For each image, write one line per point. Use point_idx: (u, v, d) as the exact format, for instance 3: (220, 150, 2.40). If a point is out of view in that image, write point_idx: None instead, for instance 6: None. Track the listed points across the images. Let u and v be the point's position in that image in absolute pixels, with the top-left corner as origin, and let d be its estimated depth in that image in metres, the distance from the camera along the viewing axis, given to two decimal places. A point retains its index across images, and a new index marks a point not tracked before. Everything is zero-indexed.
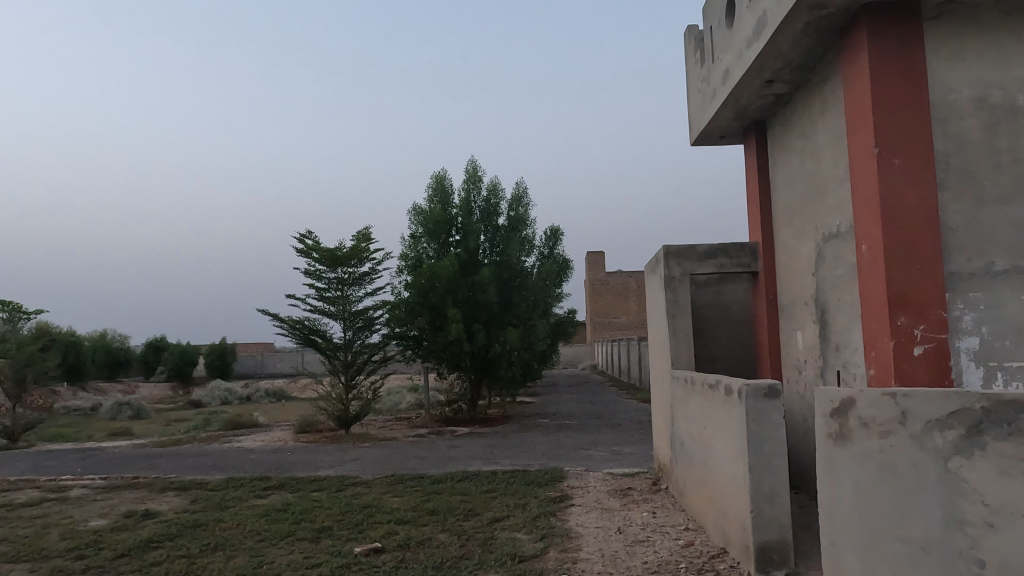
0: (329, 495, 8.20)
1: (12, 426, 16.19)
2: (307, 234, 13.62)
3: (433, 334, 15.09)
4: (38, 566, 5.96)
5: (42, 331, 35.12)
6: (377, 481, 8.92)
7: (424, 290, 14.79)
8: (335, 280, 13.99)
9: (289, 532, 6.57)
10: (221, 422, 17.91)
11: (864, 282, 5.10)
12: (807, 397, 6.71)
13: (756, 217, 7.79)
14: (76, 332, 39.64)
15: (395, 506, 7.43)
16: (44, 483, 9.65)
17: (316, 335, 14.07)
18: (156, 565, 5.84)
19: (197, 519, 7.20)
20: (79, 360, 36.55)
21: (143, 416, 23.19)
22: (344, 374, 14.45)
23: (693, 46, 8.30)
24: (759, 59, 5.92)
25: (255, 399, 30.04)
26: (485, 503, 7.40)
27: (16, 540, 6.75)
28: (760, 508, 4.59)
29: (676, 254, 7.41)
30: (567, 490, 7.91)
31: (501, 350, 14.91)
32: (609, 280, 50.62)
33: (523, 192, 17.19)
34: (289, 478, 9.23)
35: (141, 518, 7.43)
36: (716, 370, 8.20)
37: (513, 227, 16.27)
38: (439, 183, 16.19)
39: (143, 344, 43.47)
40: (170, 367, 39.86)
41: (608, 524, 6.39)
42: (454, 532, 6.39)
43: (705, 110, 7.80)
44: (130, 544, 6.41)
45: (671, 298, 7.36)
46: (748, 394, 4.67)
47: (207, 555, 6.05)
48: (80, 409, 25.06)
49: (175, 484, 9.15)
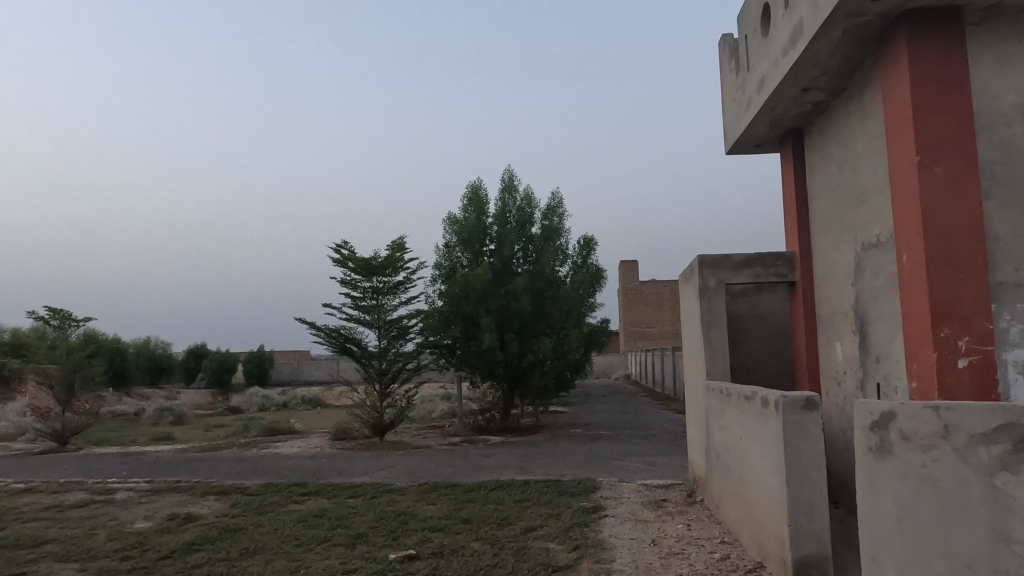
0: (363, 502, 8.31)
1: (62, 429, 16.83)
2: (343, 243, 13.89)
3: (466, 343, 15.18)
4: (87, 565, 6.17)
5: (89, 338, 36.44)
6: (410, 489, 9.00)
7: (457, 299, 14.94)
8: (371, 289, 14.19)
9: (325, 537, 6.68)
10: (259, 428, 18.29)
11: (904, 293, 5.00)
12: (846, 409, 6.57)
13: (793, 226, 7.71)
14: (121, 340, 40.95)
15: (428, 514, 7.48)
16: (91, 485, 10.00)
17: (350, 344, 14.24)
18: (198, 567, 6.00)
19: (237, 523, 7.36)
20: (123, 368, 37.66)
21: (183, 421, 23.88)
22: (378, 382, 14.61)
23: (727, 55, 8.27)
24: (796, 67, 5.86)
25: (291, 406, 30.66)
26: (518, 513, 7.41)
27: (65, 540, 7.00)
28: (797, 522, 4.51)
29: (711, 264, 7.36)
30: (600, 501, 7.87)
31: (534, 359, 14.92)
32: (642, 289, 50.16)
33: (558, 202, 17.28)
34: (325, 485, 9.37)
35: (183, 521, 7.64)
36: (752, 380, 8.09)
37: (547, 237, 16.33)
38: (474, 192, 16.35)
39: (184, 351, 44.72)
40: (209, 374, 40.83)
41: (642, 536, 6.33)
42: (487, 541, 6.39)
43: (740, 120, 7.76)
44: (173, 546, 6.59)
45: (705, 308, 7.31)
46: (785, 405, 4.62)
47: (247, 559, 6.18)
48: (124, 414, 25.92)
49: (214, 488, 9.39)
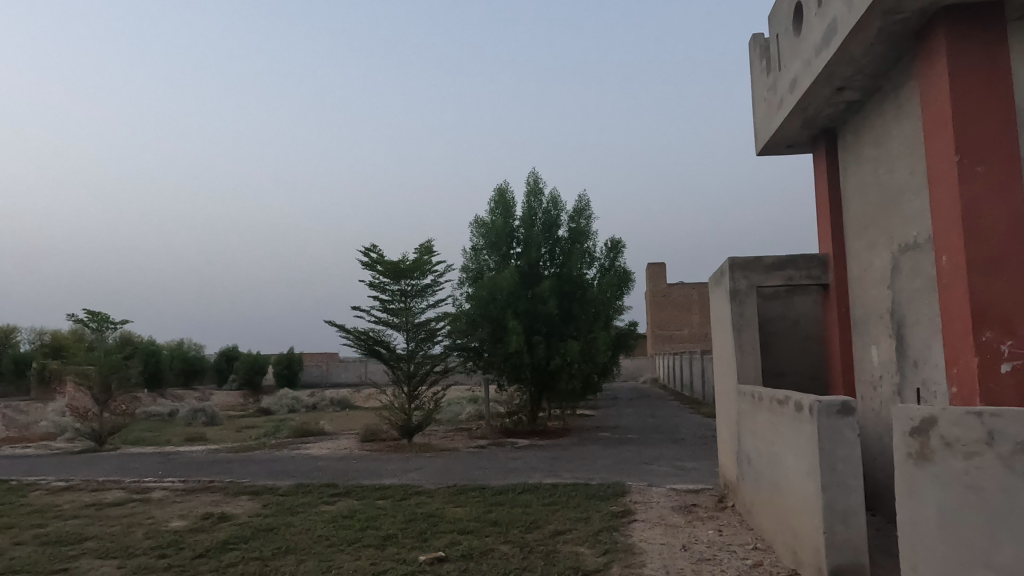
0: (392, 503, 8.36)
1: (99, 429, 17.26)
2: (372, 247, 14.02)
3: (493, 345, 15.21)
4: (125, 562, 6.31)
5: (125, 340, 37.34)
6: (438, 491, 9.04)
7: (485, 301, 14.98)
8: (399, 292, 14.30)
9: (356, 538, 6.74)
10: (289, 430, 18.54)
11: (943, 296, 4.89)
12: (882, 415, 6.44)
13: (826, 227, 7.59)
14: (156, 341, 41.87)
15: (457, 516, 7.51)
16: (129, 484, 10.23)
17: (379, 347, 14.35)
18: (232, 566, 6.09)
19: (269, 523, 7.46)
20: (157, 369, 38.48)
21: (215, 422, 24.31)
22: (406, 384, 14.70)
23: (758, 56, 8.17)
24: (829, 66, 5.77)
25: (320, 408, 31.04)
26: (547, 516, 7.39)
27: (104, 537, 7.17)
28: (833, 529, 4.43)
29: (742, 267, 7.28)
30: (629, 505, 7.81)
31: (561, 362, 14.90)
32: (670, 292, 49.70)
33: (585, 204, 17.23)
34: (355, 486, 9.46)
35: (217, 520, 7.78)
36: (785, 385, 7.97)
37: (574, 240, 16.30)
38: (501, 195, 16.37)
39: (216, 353, 45.58)
40: (241, 376, 41.52)
41: (673, 541, 6.27)
42: (516, 544, 6.40)
43: (772, 121, 7.65)
44: (208, 544, 6.70)
45: (736, 311, 7.22)
46: (820, 410, 4.54)
47: (279, 558, 6.26)
48: (159, 414, 26.48)
49: (247, 488, 9.53)
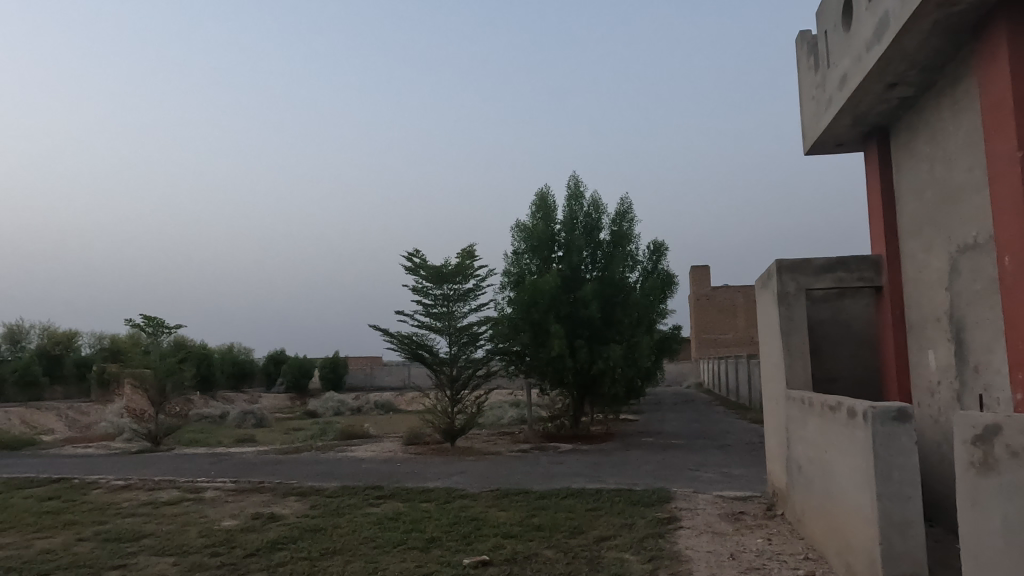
0: (436, 506, 8.43)
1: (155, 430, 17.88)
2: (415, 252, 14.18)
3: (535, 350, 15.19)
4: (180, 560, 6.52)
5: (179, 343, 38.64)
6: (482, 495, 9.07)
7: (527, 305, 14.99)
8: (441, 296, 14.42)
9: (401, 540, 6.81)
10: (335, 432, 18.87)
11: (1007, 298, 4.68)
12: (941, 422, 6.20)
13: (879, 228, 7.34)
14: (207, 346, 43.18)
15: (501, 520, 7.52)
16: (183, 484, 10.57)
17: (422, 351, 14.48)
18: (281, 565, 6.22)
19: (316, 524, 7.61)
20: (209, 372, 39.68)
21: (264, 424, 24.94)
22: (449, 388, 14.80)
23: (806, 52, 7.98)
24: (882, 62, 5.60)
25: (365, 411, 31.52)
26: (591, 522, 7.34)
27: (160, 535, 7.41)
28: (890, 541, 4.28)
29: (790, 269, 7.10)
30: (675, 512, 7.69)
31: (605, 366, 14.81)
32: (714, 295, 48.86)
33: (627, 207, 17.11)
34: (400, 488, 9.56)
35: (267, 520, 7.96)
36: (836, 390, 7.75)
37: (616, 243, 16.20)
38: (542, 199, 16.38)
39: (265, 356, 46.79)
40: (288, 379, 42.50)
41: (721, 549, 6.15)
42: (559, 549, 6.37)
43: (820, 120, 7.46)
44: (258, 544, 6.86)
45: (784, 314, 7.05)
46: (874, 417, 4.39)
47: (327, 559, 6.38)
48: (211, 416, 27.29)
49: (295, 489, 9.75)
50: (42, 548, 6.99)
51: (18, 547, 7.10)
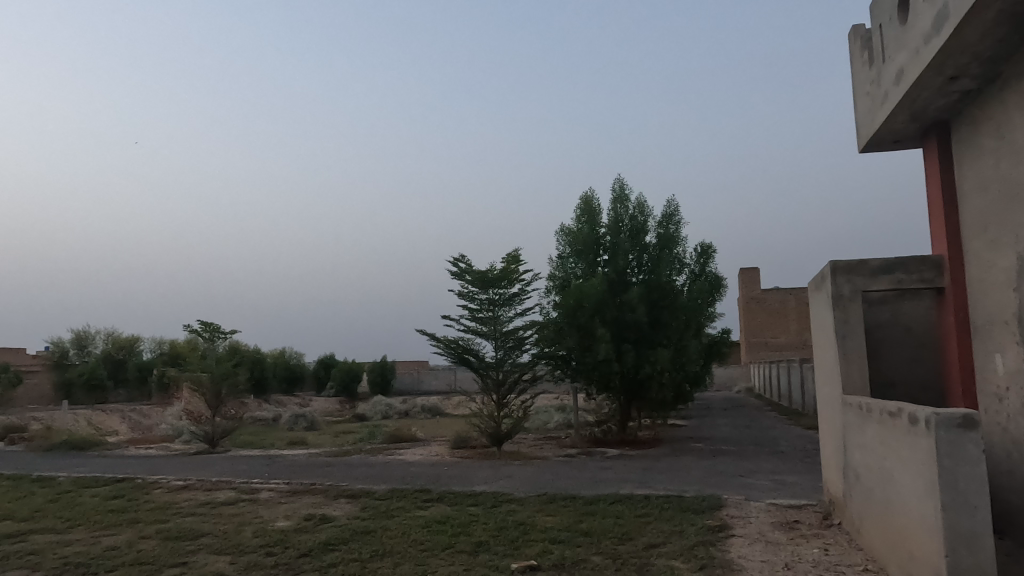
0: (484, 511, 8.46)
1: (212, 432, 18.47)
2: (461, 257, 14.30)
3: (581, 354, 15.11)
4: (237, 559, 6.70)
5: (234, 348, 39.83)
6: (529, 500, 9.06)
7: (572, 310, 14.94)
8: (487, 301, 14.49)
9: (450, 544, 6.86)
10: (383, 435, 19.13)
11: None
12: (1010, 429, 5.91)
13: (941, 226, 7.06)
14: (261, 350, 44.43)
15: (548, 525, 7.50)
16: (239, 485, 10.89)
17: (469, 355, 14.56)
18: (334, 566, 6.34)
19: (366, 526, 7.73)
20: (262, 376, 40.81)
21: (315, 427, 25.51)
22: (495, 392, 14.85)
23: (859, 48, 7.75)
24: (941, 55, 5.39)
25: (412, 415, 31.89)
26: (640, 528, 7.25)
27: (218, 534, 7.65)
28: (956, 554, 4.10)
29: (845, 271, 6.90)
30: (726, 520, 7.53)
31: (652, 370, 14.63)
32: (765, 298, 47.75)
33: (674, 209, 16.89)
34: (448, 492, 9.63)
35: (318, 521, 8.13)
36: (896, 396, 7.47)
37: (663, 245, 16.01)
38: (587, 203, 16.31)
39: (315, 360, 47.85)
40: (338, 383, 43.35)
41: (775, 559, 5.99)
42: (608, 556, 6.31)
43: (876, 116, 7.23)
44: (311, 545, 7.00)
45: (839, 317, 6.84)
46: (938, 424, 4.22)
47: (377, 560, 6.47)
48: (264, 419, 28.04)
49: (345, 491, 9.93)
50: (107, 545, 7.30)
51: (86, 544, 7.42)
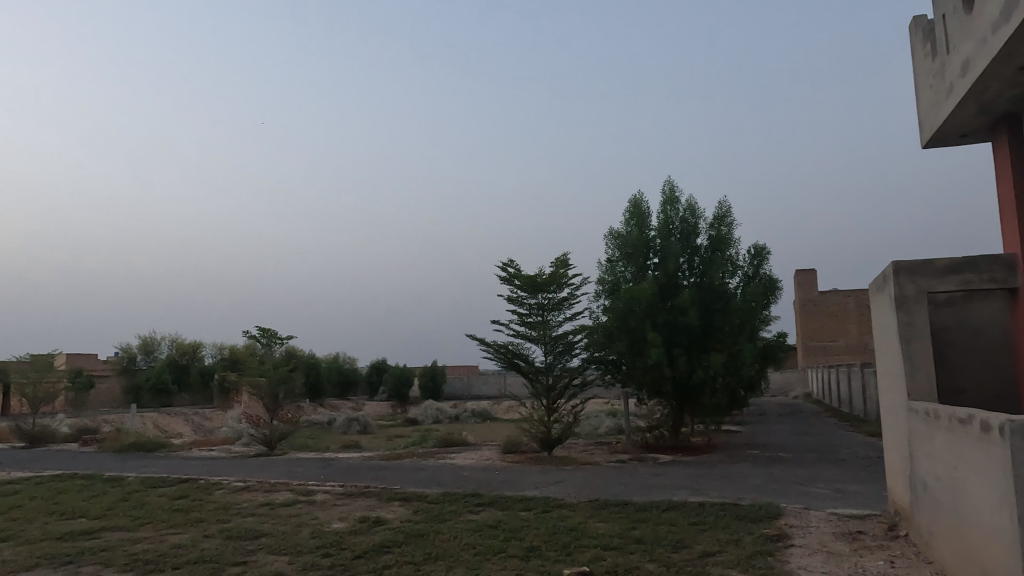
0: (535, 516, 8.44)
1: (270, 435, 19.00)
2: (510, 262, 14.34)
3: (632, 359, 14.94)
4: (294, 559, 6.87)
5: (290, 353, 40.92)
6: (580, 505, 8.99)
7: (622, 314, 14.79)
8: (536, 305, 14.48)
9: (501, 548, 6.86)
10: (434, 439, 19.31)
11: None
12: None
13: (1013, 223, 6.71)
14: (315, 355, 45.51)
15: (600, 531, 7.43)
16: (296, 487, 11.17)
17: (518, 360, 14.57)
18: (388, 568, 6.43)
19: (419, 529, 7.81)
20: (317, 381, 41.77)
21: (368, 431, 25.96)
22: (545, 397, 14.81)
23: (921, 39, 7.45)
24: (1010, 44, 5.13)
25: (463, 419, 32.12)
26: (694, 536, 7.11)
27: (276, 535, 7.85)
28: None
29: (909, 271, 6.63)
30: (785, 529, 7.32)
31: (705, 375, 14.36)
32: (822, 300, 46.32)
33: (726, 210, 16.57)
34: (499, 497, 9.65)
35: (372, 524, 8.26)
36: (966, 403, 7.13)
37: (714, 248, 15.72)
38: (636, 206, 16.14)
39: (368, 365, 48.72)
40: (390, 387, 44.01)
41: (837, 571, 5.78)
42: (661, 564, 6.20)
43: (939, 110, 6.93)
44: (365, 547, 7.12)
45: (903, 320, 6.58)
46: (1013, 431, 4.00)
47: (430, 563, 6.53)
48: (319, 423, 28.70)
49: (398, 494, 10.05)
50: (173, 543, 7.58)
51: (154, 542, 7.73)
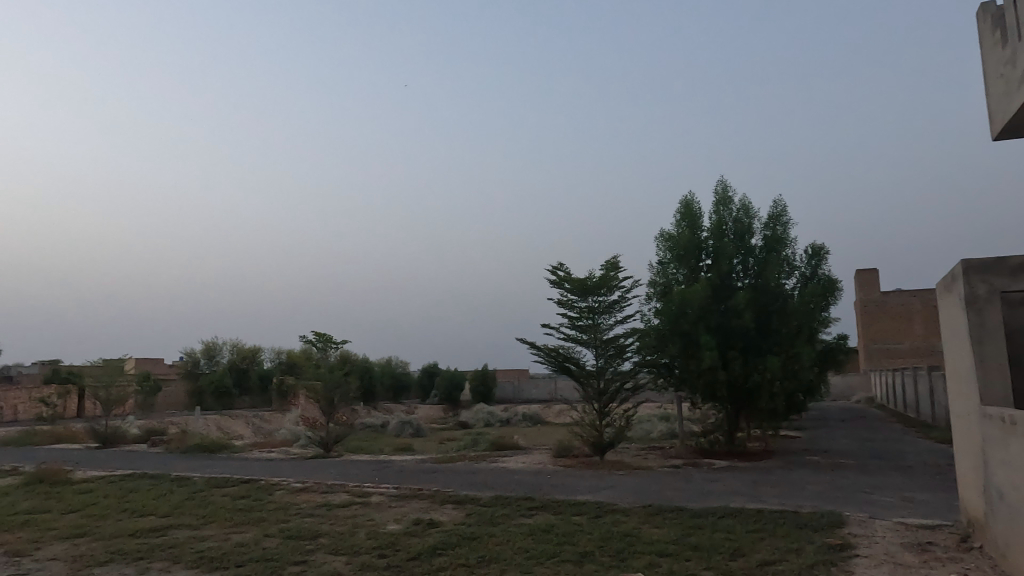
0: (588, 520, 8.39)
1: (326, 437, 19.45)
2: (559, 266, 14.32)
3: (685, 362, 14.70)
4: (351, 559, 7.01)
5: (345, 358, 41.82)
6: (634, 510, 8.89)
7: (674, 316, 14.58)
8: (587, 309, 14.40)
9: (554, 553, 6.85)
10: (486, 443, 19.40)
11: None
12: None
13: None
14: (369, 359, 46.40)
15: (655, 537, 7.32)
16: (352, 488, 11.40)
17: (569, 363, 14.51)
18: (442, 570, 6.49)
19: (472, 532, 7.86)
20: (371, 384, 42.56)
21: (421, 434, 26.31)
22: (597, 401, 14.69)
23: (990, 27, 7.12)
24: None
25: (514, 423, 32.20)
26: (752, 544, 6.93)
27: (334, 535, 8.04)
28: None
29: (980, 270, 6.32)
30: (849, 538, 7.07)
31: (762, 379, 14.00)
32: (885, 301, 44.63)
33: (781, 210, 16.16)
34: (551, 501, 9.63)
35: (426, 526, 8.35)
36: None
37: (770, 248, 15.34)
38: (687, 207, 15.91)
39: (420, 369, 49.38)
40: (442, 391, 44.47)
41: None
42: (719, 572, 6.07)
43: (1012, 100, 6.58)
44: (420, 549, 7.20)
45: (975, 321, 6.28)
46: None
47: (484, 566, 6.56)
48: (373, 425, 29.24)
49: (452, 497, 10.14)
50: (236, 542, 7.85)
51: (218, 540, 8.01)
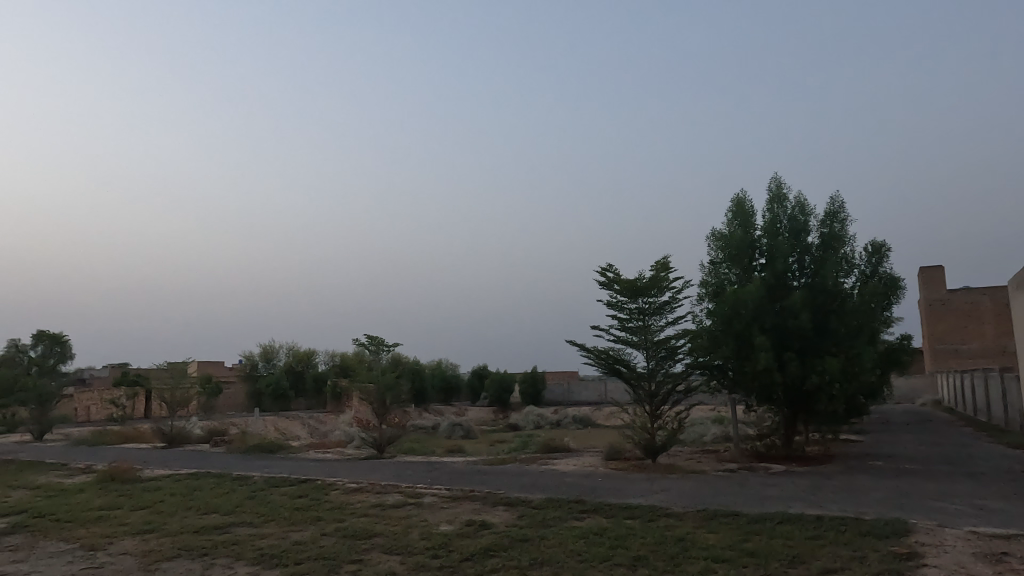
0: (641, 524, 8.29)
1: (379, 438, 19.81)
2: (609, 267, 14.22)
3: (739, 364, 14.36)
4: (406, 559, 7.10)
5: (396, 360, 42.50)
6: (688, 514, 8.75)
7: (727, 317, 14.26)
8: (637, 310, 14.24)
9: (607, 556, 6.79)
10: (536, 445, 19.39)
11: None
12: None
13: None
14: (420, 362, 47.01)
15: (710, 542, 7.19)
16: (404, 489, 11.57)
17: (619, 365, 14.38)
18: (495, 571, 6.52)
19: (524, 534, 7.88)
20: (422, 386, 43.09)
21: (472, 436, 26.51)
22: (648, 403, 14.51)
23: None
24: None
25: (564, 425, 32.11)
26: (813, 551, 6.73)
27: (388, 535, 8.17)
28: None
29: None
30: (916, 547, 6.78)
31: (820, 381, 13.55)
32: (951, 299, 42.69)
33: (839, 206, 15.64)
34: (603, 504, 9.56)
35: (479, 527, 8.41)
36: None
37: (827, 246, 14.87)
38: (739, 205, 15.57)
39: (470, 371, 49.75)
40: (491, 393, 44.67)
41: None
42: None
43: None
44: (473, 550, 7.25)
45: None
46: None
47: (536, 569, 6.56)
48: (424, 427, 29.63)
49: (503, 499, 10.18)
50: (295, 539, 8.06)
51: (278, 537, 8.25)
